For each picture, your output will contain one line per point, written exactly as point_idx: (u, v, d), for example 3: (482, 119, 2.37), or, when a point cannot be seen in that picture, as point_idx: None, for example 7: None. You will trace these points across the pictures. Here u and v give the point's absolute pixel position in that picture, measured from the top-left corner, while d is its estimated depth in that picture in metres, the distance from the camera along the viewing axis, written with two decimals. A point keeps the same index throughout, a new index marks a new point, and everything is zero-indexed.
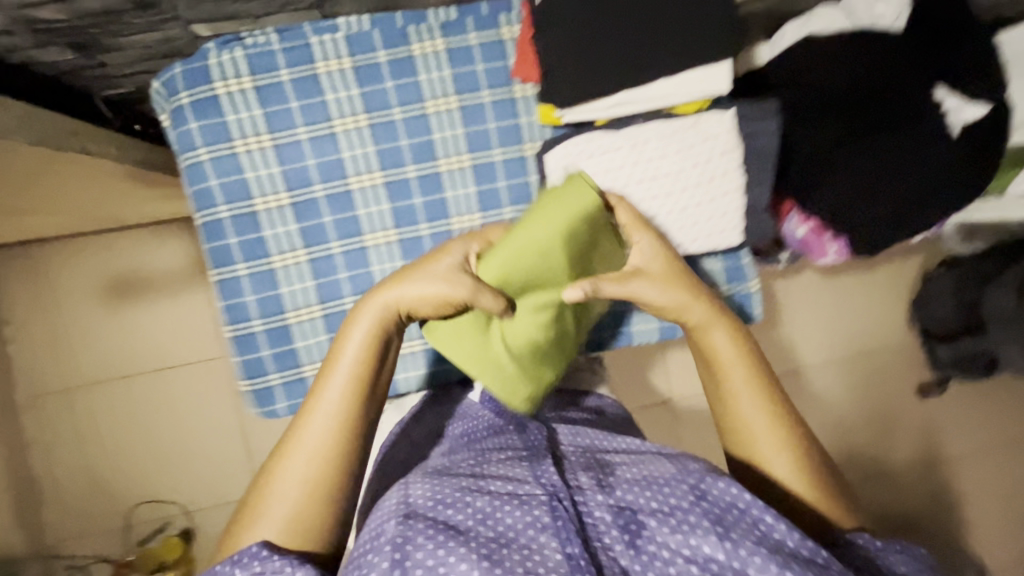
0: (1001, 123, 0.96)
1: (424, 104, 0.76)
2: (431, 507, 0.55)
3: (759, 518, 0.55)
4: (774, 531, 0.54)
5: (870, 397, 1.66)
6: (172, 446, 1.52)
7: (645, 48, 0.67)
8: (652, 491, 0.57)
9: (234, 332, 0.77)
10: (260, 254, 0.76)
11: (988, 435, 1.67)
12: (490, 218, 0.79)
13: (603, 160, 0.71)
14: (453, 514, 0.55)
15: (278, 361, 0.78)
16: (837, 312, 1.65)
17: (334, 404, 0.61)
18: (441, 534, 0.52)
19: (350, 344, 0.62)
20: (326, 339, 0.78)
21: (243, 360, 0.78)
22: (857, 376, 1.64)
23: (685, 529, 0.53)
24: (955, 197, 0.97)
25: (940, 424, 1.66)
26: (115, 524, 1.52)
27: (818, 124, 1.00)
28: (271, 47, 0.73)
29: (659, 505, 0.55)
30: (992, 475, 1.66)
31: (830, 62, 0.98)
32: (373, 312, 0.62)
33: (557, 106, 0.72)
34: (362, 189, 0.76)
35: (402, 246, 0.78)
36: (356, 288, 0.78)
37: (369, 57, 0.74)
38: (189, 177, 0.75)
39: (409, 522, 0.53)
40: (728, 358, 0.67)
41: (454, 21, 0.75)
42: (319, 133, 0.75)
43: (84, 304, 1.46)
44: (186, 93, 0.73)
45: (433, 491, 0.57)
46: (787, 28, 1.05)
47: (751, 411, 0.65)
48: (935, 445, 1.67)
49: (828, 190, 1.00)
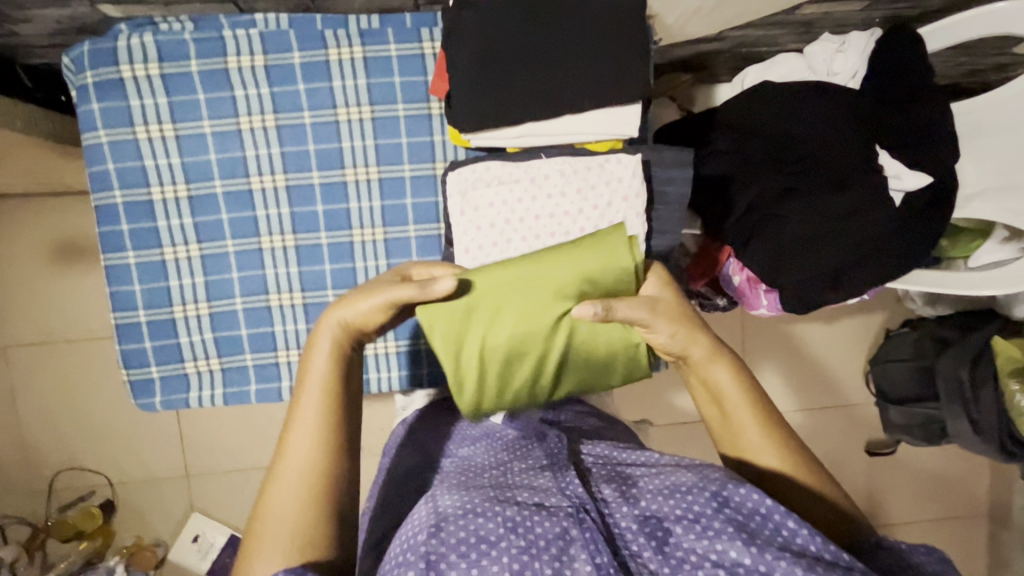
0: (947, 193, 0.92)
1: (335, 111, 0.75)
2: (462, 514, 0.53)
3: (781, 523, 0.52)
4: (797, 536, 0.51)
5: (835, 455, 1.52)
6: (78, 421, 1.43)
7: (552, 82, 0.66)
8: (677, 499, 0.54)
9: (117, 320, 0.76)
10: (151, 244, 0.75)
11: (957, 507, 1.54)
12: (393, 235, 0.78)
13: (499, 190, 0.69)
14: (482, 522, 0.52)
15: (159, 355, 0.77)
16: (804, 362, 1.49)
17: (306, 442, 0.52)
18: (473, 545, 0.51)
19: (314, 368, 0.54)
20: (211, 337, 0.77)
21: (123, 349, 0.76)
22: (820, 432, 1.51)
23: (709, 535, 0.51)
24: (893, 264, 0.93)
25: (903, 489, 1.54)
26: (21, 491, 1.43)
27: (759, 175, 0.95)
28: (183, 36, 0.72)
29: (683, 513, 0.53)
30: (955, 548, 1.54)
31: (777, 114, 0.96)
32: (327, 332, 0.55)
33: (462, 130, 0.69)
34: (263, 190, 0.75)
35: (298, 252, 0.77)
36: (247, 289, 0.77)
37: (283, 57, 0.73)
38: (88, 158, 0.74)
39: (440, 534, 0.51)
40: (731, 395, 0.61)
41: (374, 31, 0.74)
42: (224, 129, 0.74)
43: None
44: (91, 73, 0.72)
45: (462, 501, 0.55)
46: (749, 71, 1.04)
47: (757, 436, 0.59)
48: (901, 514, 1.53)
49: (761, 243, 0.95)
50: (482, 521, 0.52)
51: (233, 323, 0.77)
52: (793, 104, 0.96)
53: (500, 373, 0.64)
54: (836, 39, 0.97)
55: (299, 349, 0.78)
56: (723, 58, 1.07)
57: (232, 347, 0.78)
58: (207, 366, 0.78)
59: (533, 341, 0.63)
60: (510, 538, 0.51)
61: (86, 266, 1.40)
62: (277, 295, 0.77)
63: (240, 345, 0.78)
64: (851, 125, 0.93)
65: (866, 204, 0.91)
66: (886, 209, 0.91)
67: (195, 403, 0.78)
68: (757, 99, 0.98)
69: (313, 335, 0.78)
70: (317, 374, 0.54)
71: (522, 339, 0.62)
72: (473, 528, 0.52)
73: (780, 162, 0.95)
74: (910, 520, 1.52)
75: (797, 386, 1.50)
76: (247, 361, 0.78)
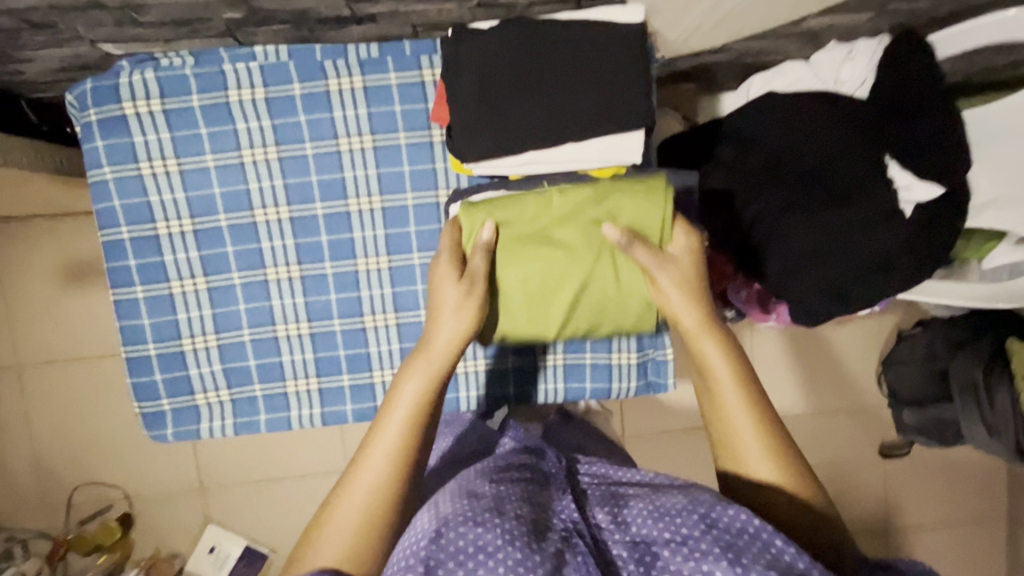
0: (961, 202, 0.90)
1: (336, 141, 0.75)
2: (462, 523, 0.53)
3: (770, 541, 0.51)
4: (785, 553, 0.50)
5: (850, 460, 1.50)
6: (93, 437, 1.45)
7: (552, 114, 0.66)
8: (665, 522, 0.54)
9: (129, 354, 0.77)
10: (159, 279, 0.76)
11: (977, 512, 1.51)
12: (398, 263, 0.78)
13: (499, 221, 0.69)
14: (479, 533, 0.52)
15: (170, 388, 0.78)
16: (815, 367, 1.48)
17: (383, 459, 0.57)
18: (470, 554, 0.50)
19: (403, 394, 0.60)
20: (219, 369, 0.78)
21: (135, 381, 0.78)
22: (834, 437, 1.49)
23: (697, 556, 0.51)
24: (911, 274, 0.90)
25: (921, 495, 1.50)
26: (40, 507, 1.45)
27: (765, 191, 0.94)
28: (183, 71, 0.72)
29: (671, 536, 0.53)
30: (974, 554, 1.51)
31: (779, 126, 0.95)
32: (419, 361, 0.62)
33: (464, 160, 0.70)
34: (267, 223, 0.76)
35: (303, 282, 0.77)
36: (253, 320, 0.77)
37: (284, 89, 0.73)
38: (94, 195, 0.74)
39: (438, 542, 0.51)
40: (719, 373, 0.62)
41: (374, 60, 0.74)
42: (227, 163, 0.74)
43: (13, 286, 1.40)
44: (94, 110, 0.72)
45: (461, 509, 0.55)
46: (755, 79, 1.02)
47: (742, 419, 0.59)
48: (918, 520, 1.51)
49: (772, 258, 0.93)
50: (481, 531, 0.52)
51: (241, 354, 0.78)
52: (794, 117, 0.95)
53: (527, 305, 0.71)
54: (844, 47, 0.95)
55: (307, 378, 0.79)
56: (727, 68, 1.05)
57: (241, 378, 0.78)
58: (217, 398, 0.79)
59: (553, 273, 0.70)
60: (507, 549, 0.51)
61: (96, 286, 1.41)
62: (284, 325, 0.78)
63: (249, 376, 0.78)
64: (856, 135, 0.91)
65: (876, 217, 0.89)
66: (896, 222, 0.89)
67: (206, 434, 0.79)
68: (757, 111, 0.97)
69: (320, 364, 0.79)
70: (404, 398, 0.60)
71: (543, 272, 0.70)
72: (472, 535, 0.52)
73: (785, 176, 0.94)
74: (927, 524, 1.50)
75: (807, 391, 1.48)
76: (256, 391, 0.79)
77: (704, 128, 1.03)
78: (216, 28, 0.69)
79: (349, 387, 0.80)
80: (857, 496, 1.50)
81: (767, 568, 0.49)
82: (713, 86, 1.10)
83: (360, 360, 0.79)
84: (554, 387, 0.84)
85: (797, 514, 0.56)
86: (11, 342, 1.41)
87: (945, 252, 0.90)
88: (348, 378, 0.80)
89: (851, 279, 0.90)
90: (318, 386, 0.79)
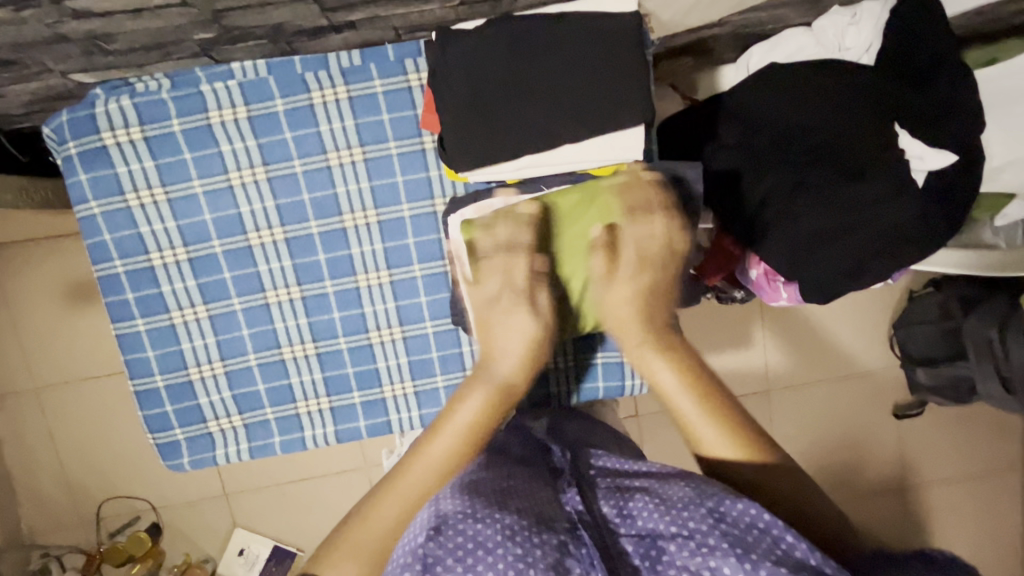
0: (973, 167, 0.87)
1: (326, 156, 0.72)
2: (463, 519, 0.51)
3: (779, 537, 0.49)
4: (795, 550, 0.48)
5: (866, 425, 1.49)
6: (111, 454, 1.46)
7: (545, 116, 0.65)
8: (671, 516, 0.52)
9: (137, 387, 0.77)
10: (158, 310, 0.75)
11: (999, 466, 1.50)
12: (399, 276, 0.76)
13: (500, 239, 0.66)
14: (481, 529, 0.50)
15: (181, 418, 0.78)
16: (827, 335, 1.47)
17: (427, 477, 0.61)
18: (472, 551, 0.49)
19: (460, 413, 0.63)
20: (229, 395, 0.77)
21: (146, 414, 0.77)
22: (850, 403, 1.48)
23: (704, 552, 0.49)
24: (924, 247, 0.88)
25: (942, 453, 1.50)
26: (65, 525, 1.47)
27: (771, 169, 0.90)
28: (160, 95, 0.69)
29: (677, 530, 0.51)
30: (999, 508, 1.50)
31: (775, 105, 0.92)
32: (482, 388, 0.64)
33: (460, 170, 0.68)
34: (263, 246, 0.74)
35: (305, 303, 0.76)
36: (259, 345, 0.76)
37: (266, 106, 0.71)
38: (83, 230, 0.73)
39: (438, 539, 0.50)
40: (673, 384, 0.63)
41: (357, 68, 0.71)
42: (215, 187, 0.72)
43: (15, 312, 1.39)
44: (73, 143, 0.70)
45: (463, 505, 0.53)
46: (752, 50, 0.97)
47: (699, 417, 0.61)
48: (939, 478, 1.50)
49: (783, 239, 0.89)
50: (481, 527, 0.50)
51: (249, 380, 0.77)
52: (789, 95, 0.91)
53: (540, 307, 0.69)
54: (847, 11, 0.91)
55: (318, 398, 0.79)
56: (724, 41, 1.01)
57: (251, 403, 0.78)
58: (229, 424, 0.78)
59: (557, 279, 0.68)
60: (508, 545, 0.49)
61: (98, 306, 1.40)
62: (290, 347, 0.77)
63: (259, 400, 0.78)
64: (859, 107, 0.89)
65: (887, 192, 0.86)
66: (906, 192, 0.86)
67: (222, 460, 0.79)
68: (745, 94, 0.94)
69: (330, 383, 0.78)
70: (462, 422, 0.63)
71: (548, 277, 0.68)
72: (472, 529, 0.50)
73: (792, 152, 0.90)
74: (947, 482, 1.50)
75: (819, 360, 1.47)
76: (268, 415, 0.78)
77: (686, 118, 0.99)
78: (189, 48, 0.66)
79: (360, 403, 0.79)
80: (874, 461, 1.50)
81: (776, 564, 0.47)
82: (710, 59, 1.06)
83: (369, 376, 0.78)
84: (565, 388, 0.83)
85: (789, 488, 0.57)
86: (20, 367, 1.41)
87: (958, 218, 0.88)
88: (359, 395, 0.79)
89: (865, 250, 0.87)
90: (329, 406, 0.79)
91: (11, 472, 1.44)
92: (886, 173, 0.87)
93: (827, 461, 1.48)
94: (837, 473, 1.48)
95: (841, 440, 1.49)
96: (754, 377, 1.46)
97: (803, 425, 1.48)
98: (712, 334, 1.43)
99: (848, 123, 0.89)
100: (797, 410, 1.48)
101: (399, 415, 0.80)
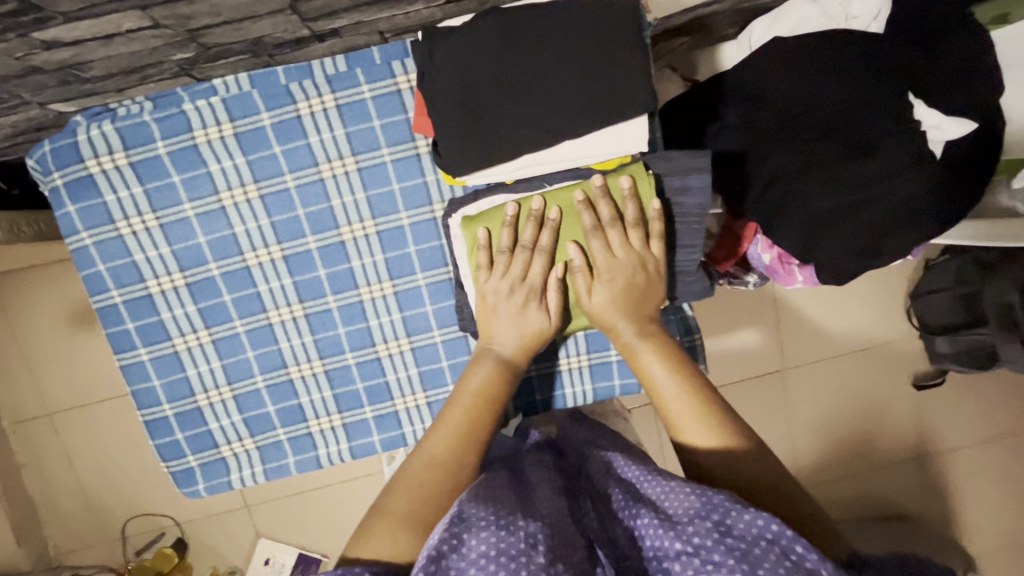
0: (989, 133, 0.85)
1: (317, 169, 0.70)
2: (484, 524, 0.49)
3: (790, 547, 0.46)
4: (809, 562, 0.45)
5: (886, 397, 1.47)
6: (131, 475, 1.47)
7: (542, 114, 0.62)
8: (680, 528, 0.49)
9: (147, 416, 0.76)
10: (160, 337, 0.73)
11: None
12: (403, 286, 0.74)
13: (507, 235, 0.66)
14: (498, 536, 0.48)
15: (193, 445, 0.77)
16: (842, 309, 1.44)
17: (450, 439, 0.60)
18: (490, 558, 0.46)
19: (472, 391, 0.64)
20: (240, 419, 0.76)
21: (158, 443, 0.76)
22: (870, 375, 1.46)
23: (710, 569, 0.45)
24: (941, 220, 0.84)
25: (967, 421, 1.47)
26: (92, 546, 1.49)
27: (780, 148, 0.86)
28: (144, 119, 0.67)
29: (682, 546, 0.47)
30: None
31: (779, 83, 0.87)
32: (487, 359, 0.66)
33: (454, 174, 0.66)
34: (260, 265, 0.72)
35: (309, 320, 0.74)
36: (265, 366, 0.75)
37: (251, 121, 0.68)
38: (77, 262, 0.71)
39: (457, 537, 0.48)
40: (657, 373, 0.63)
41: (342, 74, 0.68)
42: (207, 209, 0.70)
43: (24, 340, 1.39)
44: (59, 174, 0.69)
45: (484, 510, 0.51)
46: (753, 26, 0.93)
47: (682, 400, 0.60)
48: (964, 445, 1.47)
49: (795, 221, 0.86)
50: (502, 534, 0.48)
51: (258, 402, 0.76)
52: (792, 70, 0.87)
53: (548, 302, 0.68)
54: None
55: (329, 415, 0.77)
56: (723, 16, 0.97)
57: (263, 425, 0.77)
58: (242, 447, 0.77)
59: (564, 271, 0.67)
60: (531, 554, 0.47)
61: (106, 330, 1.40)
62: (296, 366, 0.75)
63: (270, 421, 0.77)
64: (868, 80, 0.84)
65: (903, 164, 0.82)
66: (925, 161, 0.82)
67: (238, 483, 0.78)
68: (747, 72, 0.90)
69: (340, 399, 0.77)
70: (474, 390, 0.64)
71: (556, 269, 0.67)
72: (490, 537, 0.48)
73: (801, 129, 0.86)
74: (976, 450, 1.47)
75: (835, 335, 1.44)
76: (280, 436, 0.77)
77: (683, 99, 0.95)
78: (170, 69, 0.64)
79: (373, 418, 0.78)
80: (897, 432, 1.47)
81: None
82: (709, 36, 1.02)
83: (380, 390, 0.77)
84: (577, 390, 0.81)
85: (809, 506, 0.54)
86: (34, 394, 1.41)
87: (977, 193, 0.85)
88: (370, 409, 0.78)
89: (870, 232, 0.84)
90: (341, 423, 0.77)
91: (33, 496, 1.45)
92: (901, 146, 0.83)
93: (848, 434, 1.47)
94: (859, 447, 1.46)
95: (861, 415, 1.46)
96: (769, 356, 1.43)
97: (822, 401, 1.46)
98: (725, 315, 1.41)
99: (858, 96, 0.85)
100: (815, 386, 1.46)
101: (412, 427, 0.78)
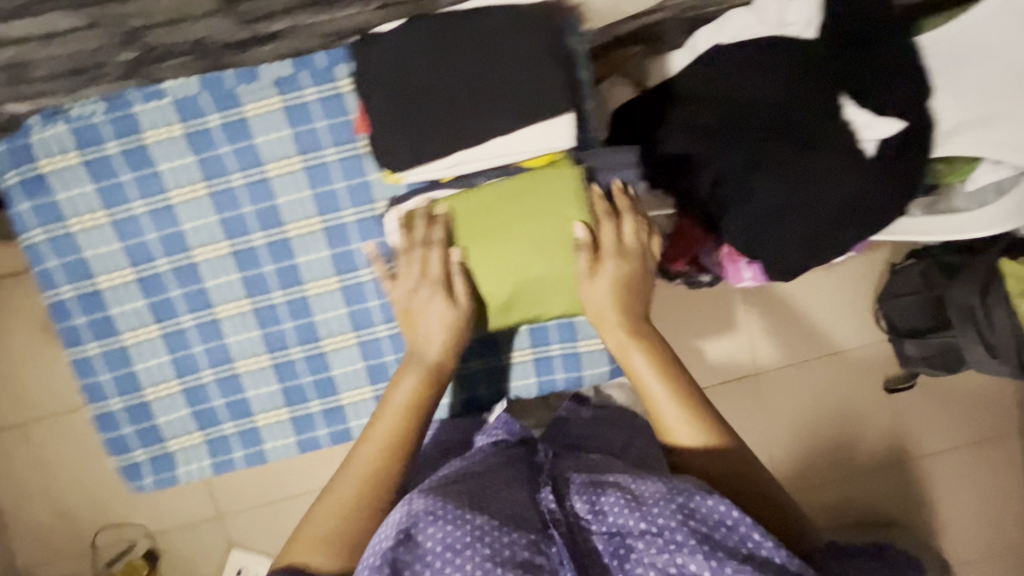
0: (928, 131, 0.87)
1: (265, 167, 0.72)
2: (430, 518, 0.59)
3: (747, 535, 0.57)
4: (758, 547, 0.57)
5: (861, 398, 1.45)
6: (98, 488, 1.45)
7: (469, 112, 0.65)
8: (641, 513, 0.58)
9: (95, 410, 0.77)
10: (109, 333, 0.75)
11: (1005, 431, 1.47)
12: (348, 282, 0.76)
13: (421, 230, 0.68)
14: (452, 529, 0.58)
15: (142, 438, 0.78)
16: (820, 309, 1.42)
17: (373, 452, 0.66)
18: (447, 548, 0.57)
19: (396, 398, 0.68)
20: (187, 413, 0.77)
21: (107, 437, 0.77)
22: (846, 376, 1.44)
23: (671, 548, 0.56)
24: (876, 215, 0.88)
25: (942, 422, 1.46)
26: (61, 560, 1.47)
27: (722, 149, 0.90)
28: (95, 119, 0.70)
29: (647, 527, 0.58)
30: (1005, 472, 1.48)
31: (712, 97, 0.91)
32: (414, 369, 0.69)
33: (393, 169, 0.68)
34: (208, 261, 0.74)
35: (257, 315, 0.76)
36: (214, 359, 0.76)
37: (201, 122, 0.71)
38: (30, 257, 0.73)
39: (427, 527, 0.58)
40: (645, 375, 0.67)
41: (287, 77, 0.71)
42: (156, 206, 0.72)
43: None
44: (13, 172, 0.71)
45: (430, 504, 0.60)
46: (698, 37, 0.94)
47: (673, 405, 0.66)
48: (938, 446, 1.47)
49: (738, 220, 0.90)
50: (450, 529, 0.58)
51: (205, 396, 0.77)
52: (723, 84, 0.91)
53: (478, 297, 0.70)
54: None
55: (278, 408, 0.78)
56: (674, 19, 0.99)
57: (210, 418, 0.78)
58: (190, 441, 0.78)
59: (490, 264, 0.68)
60: (478, 543, 0.57)
61: None
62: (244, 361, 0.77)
63: (217, 415, 0.78)
64: (798, 91, 0.88)
65: (841, 163, 0.86)
66: (859, 162, 0.86)
67: (186, 477, 0.79)
68: (682, 85, 0.93)
69: (288, 392, 0.78)
70: (399, 402, 0.68)
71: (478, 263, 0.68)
72: (442, 535, 0.58)
73: (743, 130, 0.89)
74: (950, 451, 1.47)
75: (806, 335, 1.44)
76: (227, 429, 0.78)
77: (617, 115, 0.98)
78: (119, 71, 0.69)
79: (320, 411, 0.79)
80: (868, 429, 1.48)
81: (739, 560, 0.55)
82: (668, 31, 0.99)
83: (328, 383, 0.78)
84: (526, 383, 0.84)
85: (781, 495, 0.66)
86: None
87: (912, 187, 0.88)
88: (318, 402, 0.79)
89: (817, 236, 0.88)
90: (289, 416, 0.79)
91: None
92: (830, 156, 0.86)
93: (823, 437, 1.44)
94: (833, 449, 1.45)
95: (836, 417, 1.45)
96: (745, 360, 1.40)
97: (798, 405, 1.43)
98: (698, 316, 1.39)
99: (788, 105, 0.88)
100: (791, 388, 1.43)
101: (359, 421, 0.79)
